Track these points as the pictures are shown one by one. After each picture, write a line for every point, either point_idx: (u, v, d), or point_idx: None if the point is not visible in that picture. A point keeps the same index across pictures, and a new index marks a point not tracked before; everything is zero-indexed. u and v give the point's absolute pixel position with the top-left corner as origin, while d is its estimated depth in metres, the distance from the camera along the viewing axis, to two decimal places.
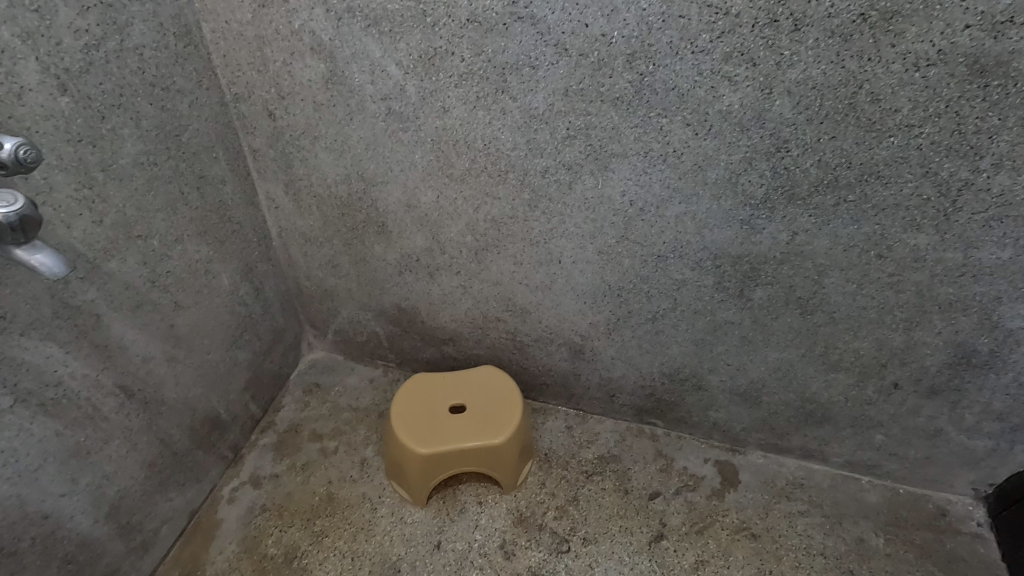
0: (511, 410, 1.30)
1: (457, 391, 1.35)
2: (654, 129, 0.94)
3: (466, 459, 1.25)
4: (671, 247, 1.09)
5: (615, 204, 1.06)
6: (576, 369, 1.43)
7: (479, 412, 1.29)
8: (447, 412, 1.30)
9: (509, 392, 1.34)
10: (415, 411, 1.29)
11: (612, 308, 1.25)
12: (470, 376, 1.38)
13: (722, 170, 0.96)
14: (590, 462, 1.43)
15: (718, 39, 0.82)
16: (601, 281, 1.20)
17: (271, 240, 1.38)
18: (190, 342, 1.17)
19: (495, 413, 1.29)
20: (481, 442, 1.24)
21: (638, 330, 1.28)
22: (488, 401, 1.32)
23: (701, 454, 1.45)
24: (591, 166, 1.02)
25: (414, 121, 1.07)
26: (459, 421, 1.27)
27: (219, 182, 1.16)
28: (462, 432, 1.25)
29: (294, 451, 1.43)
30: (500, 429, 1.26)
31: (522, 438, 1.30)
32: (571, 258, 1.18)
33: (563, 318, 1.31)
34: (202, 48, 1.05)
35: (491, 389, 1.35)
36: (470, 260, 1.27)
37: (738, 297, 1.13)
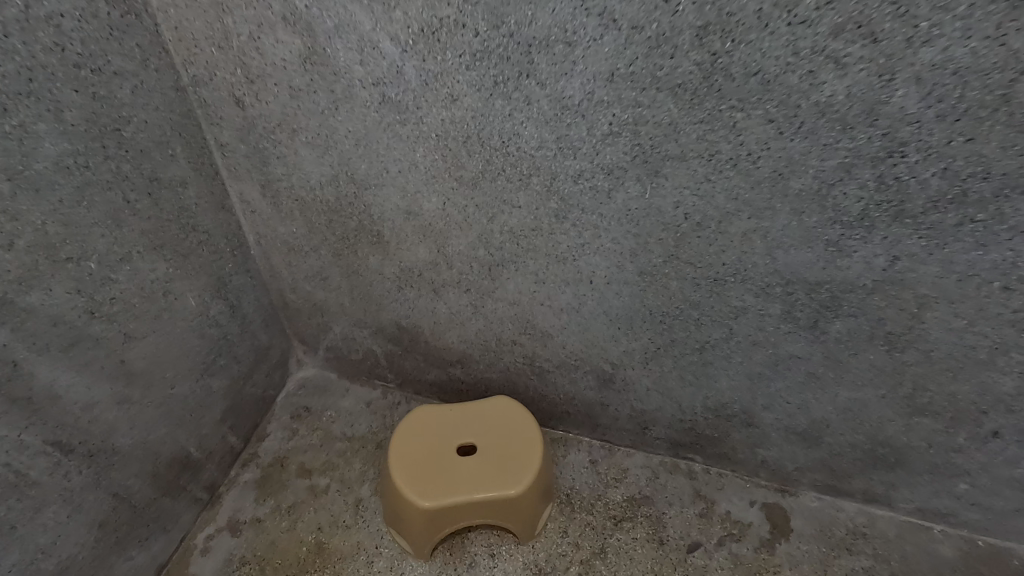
0: (530, 452, 1.11)
1: (466, 427, 1.16)
2: (725, 126, 0.73)
3: (477, 511, 1.07)
4: (732, 270, 0.89)
5: (665, 218, 0.85)
6: (604, 399, 1.23)
7: (492, 455, 1.11)
8: (454, 454, 1.11)
9: (527, 428, 1.15)
10: (416, 453, 1.11)
11: (652, 336, 1.05)
12: (482, 408, 1.19)
13: (810, 180, 0.74)
14: (619, 505, 1.24)
15: (827, 6, 0.60)
16: (640, 306, 1.00)
17: (249, 248, 1.18)
18: (149, 378, 0.98)
19: (511, 457, 1.10)
20: (495, 493, 1.06)
21: (681, 361, 1.08)
22: (502, 441, 1.13)
23: (746, 495, 1.26)
24: (637, 171, 0.81)
25: (414, 112, 0.85)
26: (468, 467, 1.09)
27: (178, 185, 0.96)
28: (472, 480, 1.07)
29: (280, 490, 1.25)
30: (517, 477, 1.07)
31: (543, 484, 1.11)
32: (605, 279, 0.98)
33: (591, 345, 1.12)
34: (147, 19, 0.83)
35: (506, 425, 1.16)
36: (483, 277, 1.07)
37: (810, 330, 0.93)
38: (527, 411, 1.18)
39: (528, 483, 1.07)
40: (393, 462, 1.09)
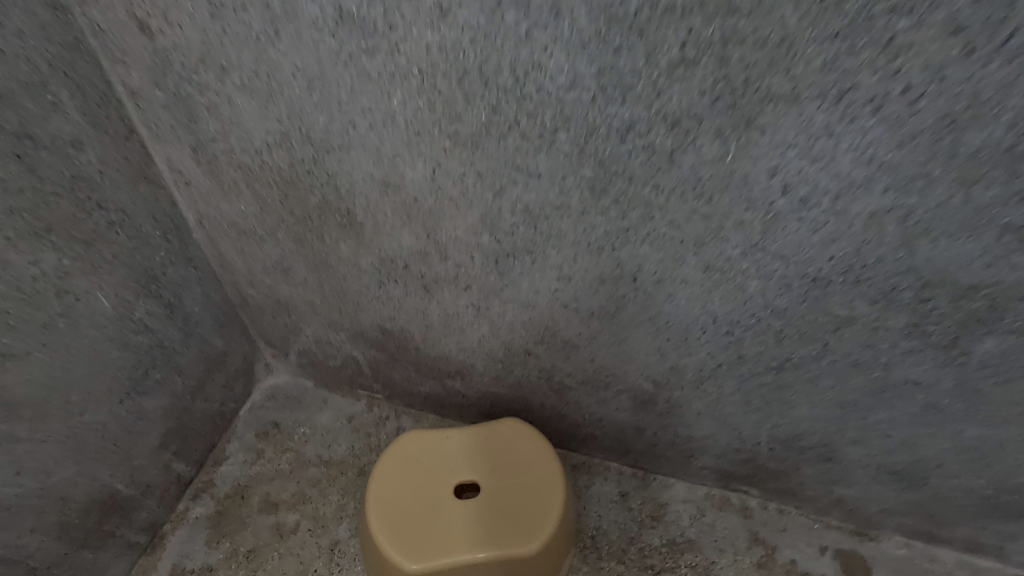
0: (548, 497, 0.86)
1: (466, 461, 0.91)
2: (874, 45, 0.46)
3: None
4: (845, 266, 0.62)
5: (755, 191, 0.59)
6: (640, 423, 0.98)
7: (499, 501, 0.86)
8: (450, 499, 0.87)
9: (545, 465, 0.90)
10: (402, 497, 0.87)
11: (713, 351, 0.79)
12: (487, 434, 0.94)
13: (1002, 132, 0.47)
14: (656, 552, 1.00)
15: None
16: (699, 311, 0.74)
17: (195, 232, 0.94)
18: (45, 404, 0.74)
19: (523, 504, 0.86)
20: (502, 555, 0.82)
21: (751, 381, 0.82)
22: (512, 481, 0.88)
23: (814, 540, 1.02)
24: (723, 120, 0.54)
25: (386, 36, 0.58)
26: (467, 518, 0.85)
27: (73, 145, 0.71)
28: (473, 537, 0.83)
29: (239, 529, 1.02)
30: (531, 533, 0.83)
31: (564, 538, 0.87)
32: (656, 275, 0.72)
33: (628, 358, 0.86)
34: None
35: (517, 459, 0.91)
36: (489, 271, 0.81)
37: (945, 351, 0.67)
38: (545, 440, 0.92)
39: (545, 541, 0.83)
40: (372, 510, 0.86)
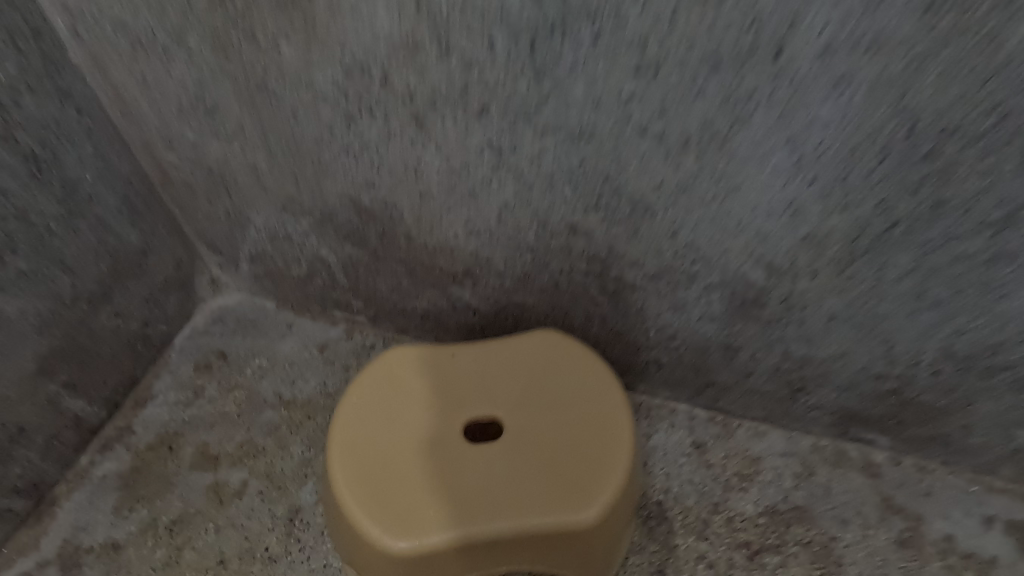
0: (609, 441, 0.56)
1: (481, 387, 0.61)
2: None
3: (504, 557, 0.55)
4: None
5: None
6: (734, 340, 0.67)
7: (533, 445, 0.56)
8: (458, 443, 0.57)
9: (602, 393, 0.59)
10: (384, 440, 0.57)
11: (888, 192, 0.48)
12: (513, 351, 0.63)
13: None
14: (750, 523, 0.70)
15: None
16: (888, 110, 0.43)
17: (68, 50, 0.62)
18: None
19: (570, 450, 0.56)
20: (540, 526, 0.52)
21: (941, 251, 0.50)
22: (552, 417, 0.58)
23: (975, 509, 0.71)
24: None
25: None
26: (485, 470, 0.55)
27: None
28: (494, 499, 0.53)
29: (163, 492, 0.73)
30: (585, 494, 0.53)
31: (632, 502, 0.57)
32: (825, 34, 0.40)
33: (734, 225, 0.55)
34: None
35: (558, 385, 0.60)
36: (517, 70, 0.49)
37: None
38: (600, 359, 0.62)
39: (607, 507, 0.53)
40: (337, 459, 0.56)
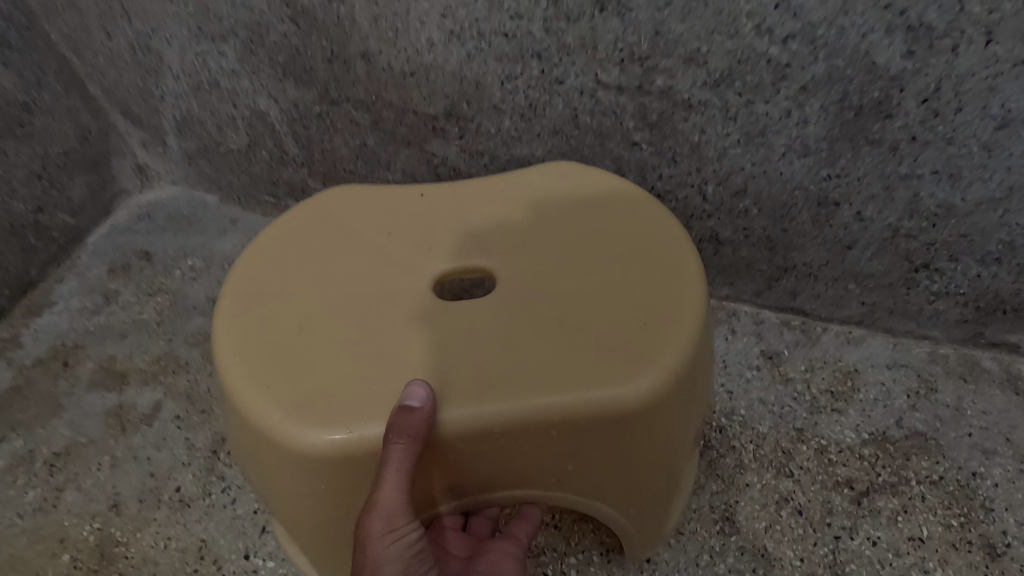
0: (659, 288, 0.38)
1: (460, 235, 0.43)
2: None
3: (498, 468, 0.36)
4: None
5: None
6: (834, 187, 0.46)
7: (538, 300, 0.38)
8: (424, 302, 0.39)
9: (642, 230, 0.41)
10: (311, 301, 0.40)
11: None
12: (506, 190, 0.45)
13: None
14: (854, 454, 0.49)
15: None
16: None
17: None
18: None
19: (598, 302, 0.38)
20: (554, 406, 0.33)
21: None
22: (568, 263, 0.40)
23: None
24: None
25: None
26: (465, 334, 0.37)
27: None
28: (477, 371, 0.35)
29: (47, 416, 0.55)
30: (625, 359, 0.35)
31: (700, 388, 0.38)
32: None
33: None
34: None
35: (574, 226, 0.42)
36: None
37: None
38: (637, 192, 0.44)
39: (662, 376, 0.34)
40: (240, 323, 0.39)
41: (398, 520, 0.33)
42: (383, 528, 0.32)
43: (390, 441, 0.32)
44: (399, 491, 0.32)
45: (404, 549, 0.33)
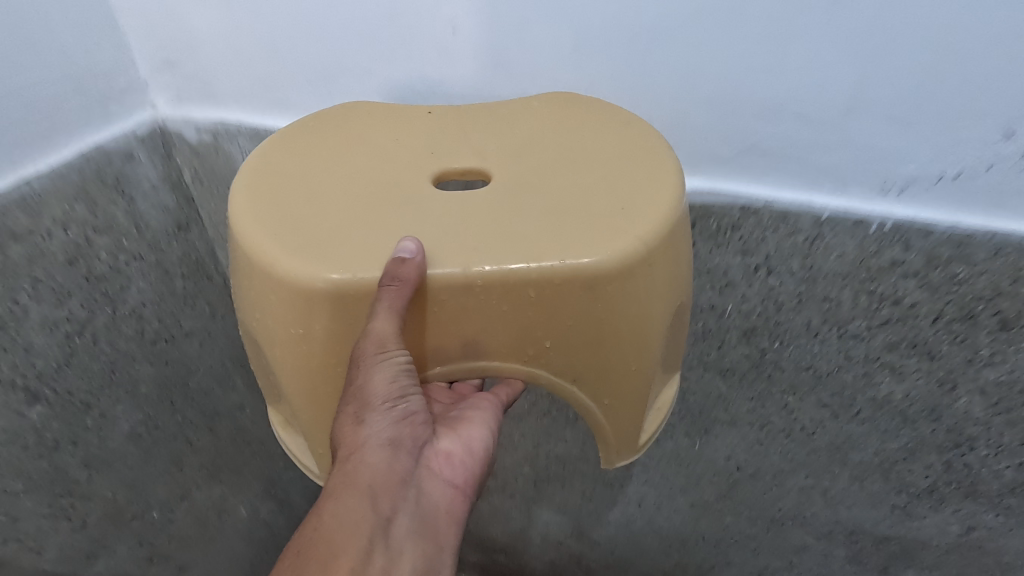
0: (628, 194, 0.46)
1: (456, 149, 0.52)
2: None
3: (479, 327, 0.46)
4: (997, 312, 0.53)
5: (974, 80, 0.44)
6: None
7: (513, 189, 0.48)
8: (422, 197, 0.48)
9: (624, 153, 0.50)
10: (327, 184, 0.49)
11: (802, 366, 0.65)
12: (504, 116, 0.55)
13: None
14: None
15: (880, 327, 0.59)
16: (815, 300, 0.59)
17: (151, 113, 0.72)
18: (14, 318, 0.61)
19: (564, 197, 0.47)
20: (517, 254, 0.43)
21: (821, 455, 0.73)
22: (546, 162, 0.50)
23: None
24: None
25: None
26: (455, 212, 0.47)
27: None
28: (462, 237, 0.45)
29: None
30: (587, 214, 0.45)
31: (676, 292, 0.49)
32: (852, 137, 0.49)
33: (690, 410, 0.75)
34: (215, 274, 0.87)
35: (557, 122, 0.53)
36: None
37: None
38: (618, 110, 0.53)
39: (616, 253, 0.43)
40: (262, 172, 0.50)
41: (388, 345, 0.43)
42: (376, 349, 0.43)
43: (385, 283, 0.41)
44: (391, 321, 0.43)
45: (389, 372, 0.44)
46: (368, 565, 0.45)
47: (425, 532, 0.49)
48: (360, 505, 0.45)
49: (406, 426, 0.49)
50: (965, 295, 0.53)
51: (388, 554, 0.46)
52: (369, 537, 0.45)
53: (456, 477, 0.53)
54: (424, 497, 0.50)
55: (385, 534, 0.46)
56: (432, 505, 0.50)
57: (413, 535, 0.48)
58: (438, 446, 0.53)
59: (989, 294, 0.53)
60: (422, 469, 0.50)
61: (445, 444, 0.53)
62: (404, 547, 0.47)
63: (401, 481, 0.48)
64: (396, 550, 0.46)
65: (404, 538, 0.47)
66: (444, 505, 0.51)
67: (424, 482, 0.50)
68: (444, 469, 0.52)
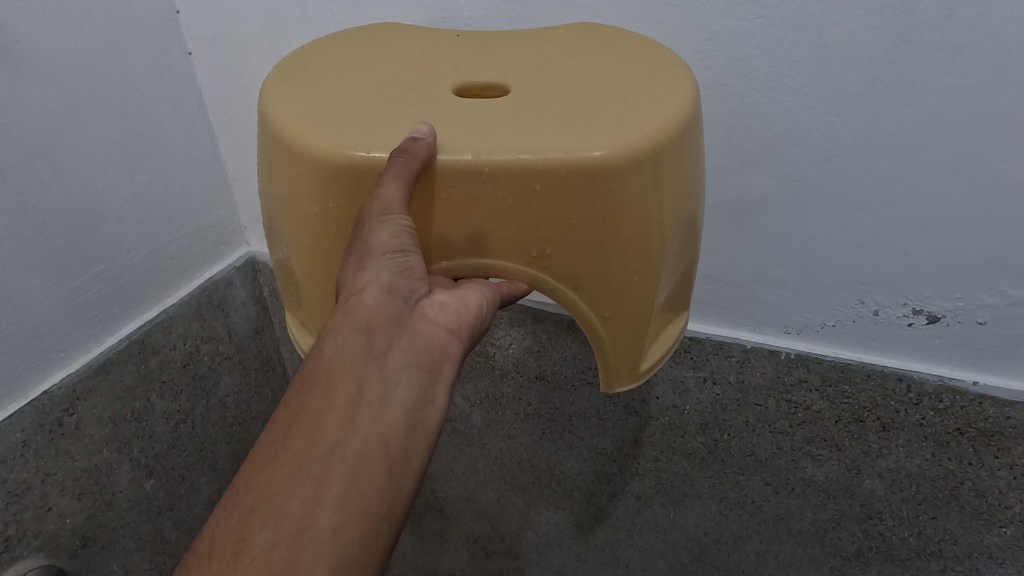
0: (638, 101, 0.48)
1: (481, 68, 0.55)
2: (952, 127, 0.55)
3: (482, 219, 0.46)
4: (878, 417, 0.73)
5: (833, 270, 0.68)
6: None
7: (533, 95, 0.50)
8: (440, 98, 0.51)
9: (641, 71, 0.52)
10: (352, 87, 0.51)
11: (746, 452, 0.84)
12: (529, 43, 0.58)
13: (1000, 252, 0.60)
14: None
15: (798, 425, 0.78)
16: (749, 404, 0.79)
17: (246, 249, 0.95)
18: (144, 413, 0.81)
19: (575, 103, 0.48)
20: (523, 147, 0.44)
21: (769, 523, 0.90)
22: (568, 78, 0.52)
23: None
24: (849, 132, 0.59)
25: (478, 440, 1.00)
26: (470, 111, 0.48)
27: (138, 32, 0.73)
28: (472, 131, 0.46)
29: None
30: (595, 122, 0.46)
31: (680, 203, 0.49)
32: (759, 298, 0.73)
33: (665, 485, 0.92)
34: (278, 368, 1.04)
35: (577, 51, 0.56)
36: (567, 356, 0.84)
37: (928, 521, 0.78)
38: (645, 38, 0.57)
39: (624, 147, 0.44)
40: (297, 69, 0.53)
41: (393, 207, 0.43)
42: (379, 210, 0.43)
43: (395, 155, 0.42)
44: (400, 188, 0.43)
45: (395, 232, 0.43)
46: (363, 391, 0.41)
47: (422, 363, 0.44)
48: (355, 339, 0.42)
49: (404, 274, 0.44)
50: (854, 405, 0.73)
51: (383, 382, 0.42)
52: (360, 370, 0.42)
53: (452, 321, 0.46)
54: (420, 338, 0.44)
55: (378, 367, 0.42)
56: (427, 345, 0.44)
57: (409, 365, 0.43)
58: (434, 295, 0.46)
59: (869, 405, 0.72)
60: (416, 311, 0.45)
61: (440, 294, 0.47)
62: (397, 378, 0.42)
63: (395, 319, 0.43)
64: (391, 380, 0.42)
65: (401, 371, 0.43)
66: (440, 345, 0.45)
67: (418, 322, 0.45)
68: (441, 314, 0.46)
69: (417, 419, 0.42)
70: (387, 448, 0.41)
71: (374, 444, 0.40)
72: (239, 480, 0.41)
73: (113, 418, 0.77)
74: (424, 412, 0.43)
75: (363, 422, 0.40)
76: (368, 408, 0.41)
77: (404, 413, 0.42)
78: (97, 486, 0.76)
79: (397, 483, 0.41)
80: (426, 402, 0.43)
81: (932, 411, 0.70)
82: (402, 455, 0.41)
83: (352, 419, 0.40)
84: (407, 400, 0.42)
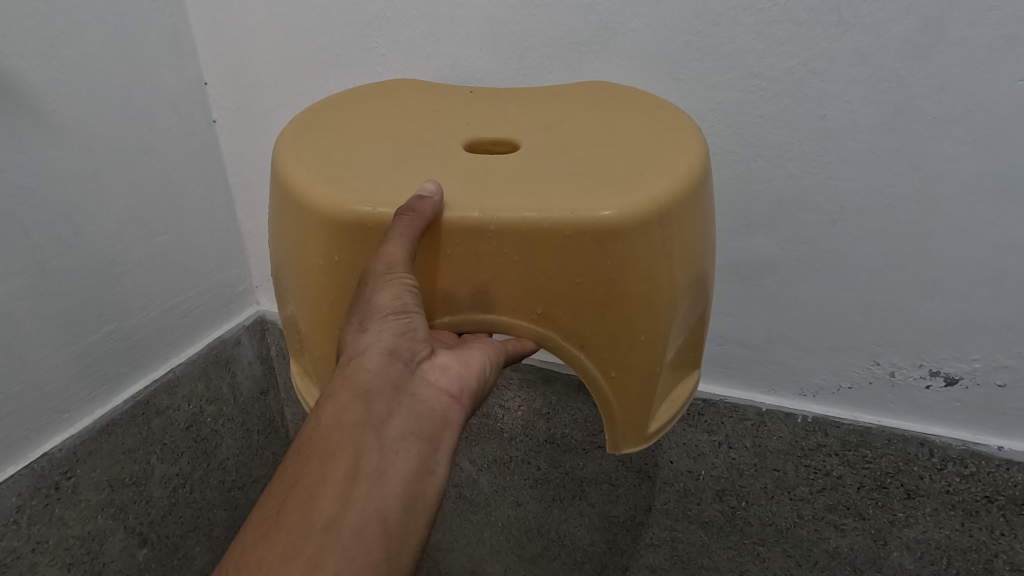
0: (646, 162, 0.49)
1: (493, 126, 0.57)
2: (954, 191, 0.57)
3: (487, 276, 0.47)
4: (902, 484, 0.70)
5: (846, 332, 0.68)
6: None
7: (541, 153, 0.52)
8: (452, 154, 0.52)
9: (647, 130, 0.54)
10: (366, 142, 0.53)
11: (765, 521, 0.80)
12: (542, 102, 0.61)
13: (1012, 313, 0.60)
14: None
15: (819, 492, 0.75)
16: (767, 469, 0.76)
17: (257, 309, 0.96)
18: (143, 476, 0.79)
19: (584, 161, 0.50)
20: (530, 207, 0.44)
21: None
22: (575, 136, 0.54)
23: None
24: (854, 197, 0.60)
25: (484, 506, 0.97)
26: (480, 168, 0.50)
27: (166, 103, 0.77)
28: (478, 189, 0.47)
29: None
30: (602, 181, 0.47)
31: (687, 262, 0.50)
32: (772, 359, 0.72)
33: (681, 557, 0.88)
34: (280, 429, 1.02)
35: (588, 111, 0.58)
36: (577, 419, 0.83)
37: None
38: (654, 99, 0.59)
39: (630, 207, 0.45)
40: (311, 125, 0.55)
41: (397, 266, 0.43)
42: (383, 269, 0.43)
43: (401, 213, 0.43)
44: (403, 247, 0.43)
45: (397, 292, 0.44)
46: (361, 461, 0.40)
47: (422, 431, 0.43)
48: (355, 405, 0.42)
49: (405, 337, 0.44)
50: (876, 470, 0.71)
51: (381, 451, 0.41)
52: (358, 438, 0.41)
53: (454, 386, 0.46)
54: (421, 404, 0.44)
55: (377, 435, 0.41)
56: (428, 412, 0.44)
57: (409, 433, 0.42)
58: (436, 357, 0.46)
59: (892, 471, 0.70)
60: (417, 374, 0.44)
61: (442, 356, 0.47)
62: (396, 448, 0.41)
63: (395, 384, 0.43)
64: (391, 448, 0.41)
65: (400, 439, 0.42)
66: (442, 412, 0.45)
67: (419, 387, 0.44)
68: (443, 378, 0.45)
69: (417, 490, 0.41)
70: (384, 523, 0.39)
71: (371, 519, 0.39)
72: (226, 562, 0.39)
73: (110, 481, 0.74)
74: (423, 483, 0.42)
75: (360, 495, 0.39)
76: (366, 479, 0.40)
77: (403, 484, 0.41)
78: (87, 556, 0.73)
79: (395, 561, 0.39)
80: (425, 473, 0.42)
81: (958, 478, 0.67)
82: (399, 531, 0.40)
83: (349, 492, 0.39)
84: (406, 470, 0.41)
